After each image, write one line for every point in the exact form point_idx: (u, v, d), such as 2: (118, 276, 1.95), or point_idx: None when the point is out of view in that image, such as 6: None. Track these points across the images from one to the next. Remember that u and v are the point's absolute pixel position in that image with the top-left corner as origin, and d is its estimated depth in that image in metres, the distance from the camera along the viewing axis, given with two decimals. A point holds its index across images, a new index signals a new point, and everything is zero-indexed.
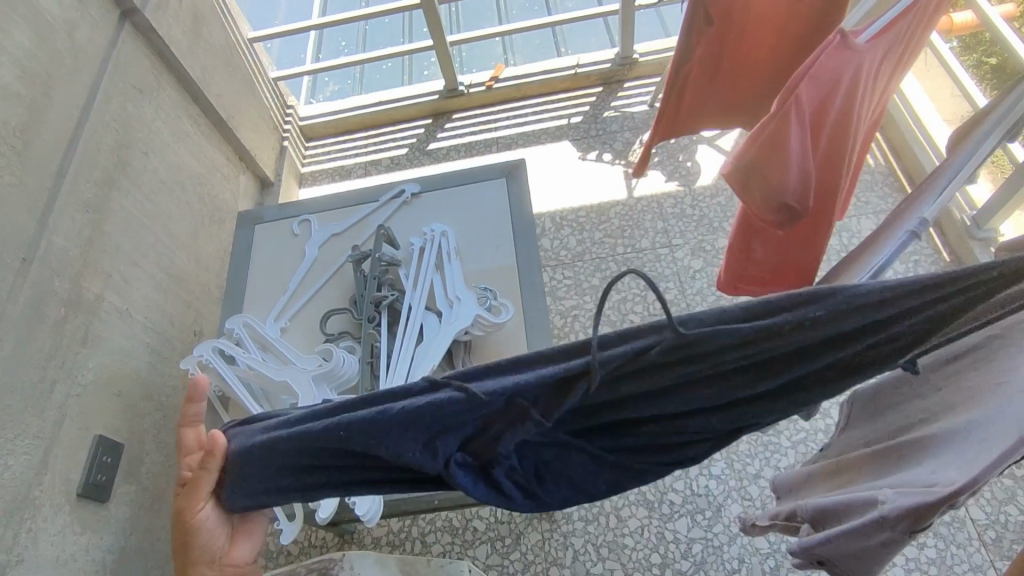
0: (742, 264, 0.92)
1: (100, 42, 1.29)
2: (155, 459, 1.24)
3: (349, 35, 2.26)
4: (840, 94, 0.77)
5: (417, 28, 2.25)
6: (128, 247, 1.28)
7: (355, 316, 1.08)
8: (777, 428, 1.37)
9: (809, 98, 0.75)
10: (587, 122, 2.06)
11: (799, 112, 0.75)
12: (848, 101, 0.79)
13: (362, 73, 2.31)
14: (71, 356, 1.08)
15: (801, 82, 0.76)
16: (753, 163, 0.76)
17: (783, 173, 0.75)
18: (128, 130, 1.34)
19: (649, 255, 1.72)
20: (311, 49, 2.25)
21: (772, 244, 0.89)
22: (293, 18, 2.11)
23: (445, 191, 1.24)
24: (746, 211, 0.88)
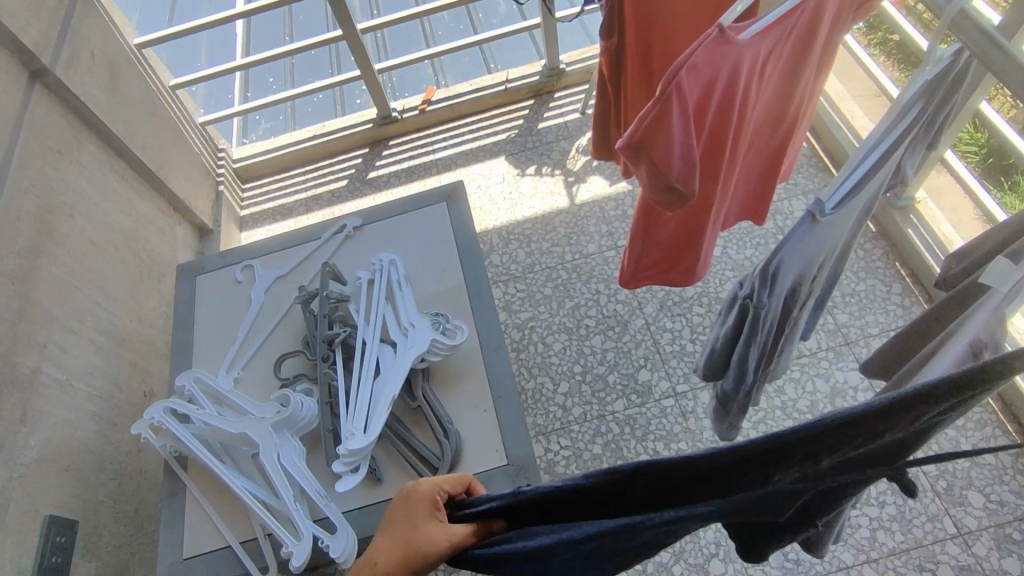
0: (644, 246, 1.01)
1: (10, 106, 1.25)
2: (114, 531, 1.20)
3: (275, 71, 2.24)
4: (719, 90, 0.78)
5: (345, 59, 2.25)
6: (62, 314, 1.23)
7: (309, 357, 1.06)
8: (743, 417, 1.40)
9: (693, 90, 0.75)
10: (523, 135, 2.10)
11: (682, 104, 0.75)
12: (728, 95, 0.80)
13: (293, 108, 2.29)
14: (11, 436, 1.03)
15: (683, 77, 0.74)
16: (642, 155, 0.78)
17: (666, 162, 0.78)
18: (51, 194, 1.30)
19: (597, 258, 1.76)
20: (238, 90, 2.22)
21: (667, 222, 0.97)
22: (215, 61, 2.09)
23: (389, 221, 1.24)
24: (642, 204, 0.94)
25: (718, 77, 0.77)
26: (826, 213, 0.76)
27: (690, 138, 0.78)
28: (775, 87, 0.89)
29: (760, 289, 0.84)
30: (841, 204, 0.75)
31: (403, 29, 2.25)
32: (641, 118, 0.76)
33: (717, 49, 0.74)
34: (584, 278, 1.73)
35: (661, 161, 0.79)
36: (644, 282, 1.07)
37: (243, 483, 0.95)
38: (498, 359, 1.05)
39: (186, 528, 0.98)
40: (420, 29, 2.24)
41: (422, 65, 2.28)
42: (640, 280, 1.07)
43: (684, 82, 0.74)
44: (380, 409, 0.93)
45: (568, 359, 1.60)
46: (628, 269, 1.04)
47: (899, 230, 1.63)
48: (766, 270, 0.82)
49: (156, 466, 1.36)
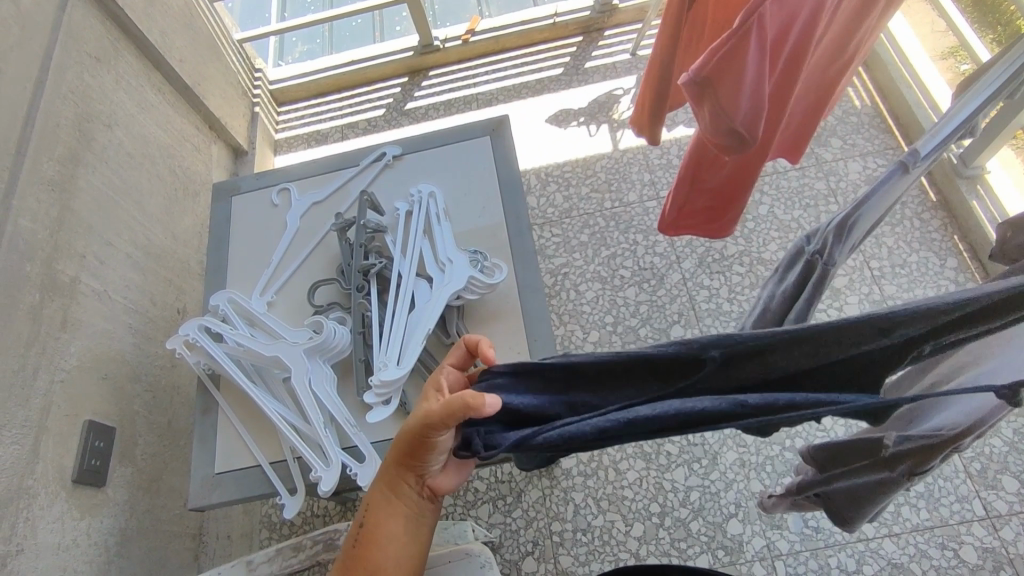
0: (690, 194, 0.96)
1: (47, 6, 1.22)
2: (147, 440, 1.23)
3: None
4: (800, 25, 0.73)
5: None
6: (100, 226, 1.23)
7: (343, 286, 1.05)
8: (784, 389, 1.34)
9: (774, 24, 0.71)
10: (568, 74, 2.00)
11: (762, 39, 0.70)
12: (808, 31, 0.75)
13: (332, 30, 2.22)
14: (52, 342, 1.05)
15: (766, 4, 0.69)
16: (710, 91, 0.73)
17: (734, 102, 0.73)
18: (88, 102, 1.28)
19: (637, 208, 1.70)
20: (276, 7, 2.14)
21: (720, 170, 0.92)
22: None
23: (429, 151, 1.20)
24: (697, 147, 0.89)
25: (800, 12, 0.72)
26: (919, 162, 0.74)
27: (764, 80, 0.72)
28: (848, 31, 0.84)
29: (831, 244, 0.79)
30: (937, 154, 0.74)
31: None
32: (714, 50, 0.70)
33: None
34: (623, 228, 1.67)
35: (731, 103, 0.73)
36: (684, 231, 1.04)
37: (273, 405, 0.95)
38: (534, 302, 1.02)
39: (218, 443, 0.99)
40: None
41: None
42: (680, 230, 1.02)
43: (766, 13, 0.69)
44: (413, 343, 0.92)
45: (600, 308, 1.57)
46: (669, 218, 1.00)
47: (962, 201, 1.54)
48: (843, 222, 0.78)
49: (189, 381, 1.39)
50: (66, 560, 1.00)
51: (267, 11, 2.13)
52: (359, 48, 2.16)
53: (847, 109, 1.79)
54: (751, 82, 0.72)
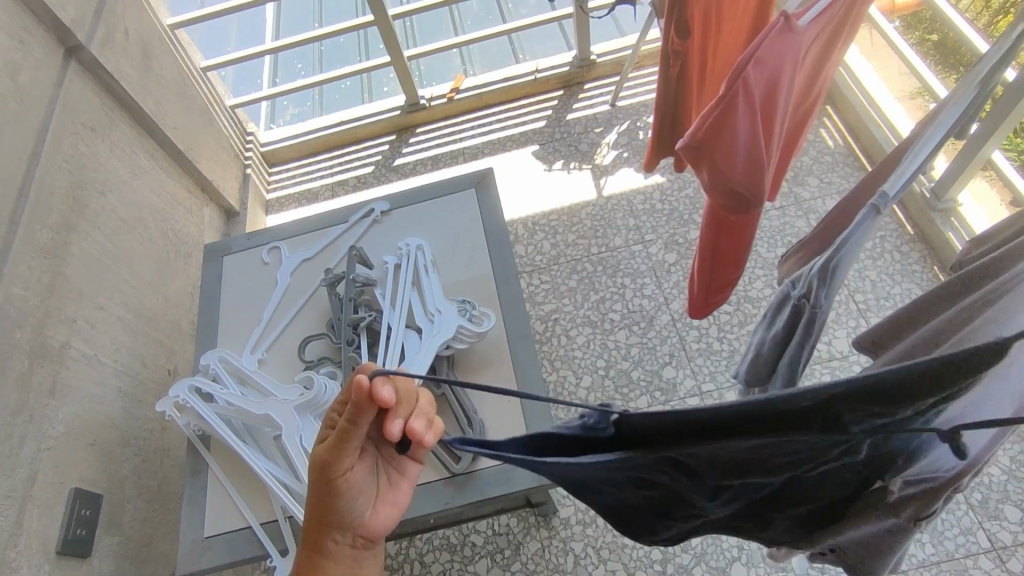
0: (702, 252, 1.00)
1: (45, 81, 1.29)
2: (136, 506, 1.20)
3: (304, 57, 2.25)
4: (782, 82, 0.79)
5: (374, 45, 2.25)
6: (91, 290, 1.24)
7: (333, 340, 1.06)
8: None
9: (760, 82, 0.75)
10: (551, 126, 2.07)
11: (752, 101, 0.75)
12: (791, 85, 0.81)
13: (321, 93, 2.31)
14: (40, 408, 1.04)
15: (750, 69, 0.74)
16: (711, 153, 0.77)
17: (734, 160, 0.78)
18: (82, 171, 1.33)
19: (623, 253, 1.73)
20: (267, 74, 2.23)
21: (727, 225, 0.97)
22: (248, 44, 2.12)
23: (416, 205, 1.24)
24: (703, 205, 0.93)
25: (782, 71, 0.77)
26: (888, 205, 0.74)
27: (759, 134, 0.77)
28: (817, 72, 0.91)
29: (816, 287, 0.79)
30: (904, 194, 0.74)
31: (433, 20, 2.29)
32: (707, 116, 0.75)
33: (779, 39, 0.75)
34: (610, 272, 1.70)
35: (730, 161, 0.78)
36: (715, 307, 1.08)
37: (264, 464, 0.95)
38: (524, 349, 1.03)
39: (207, 506, 0.98)
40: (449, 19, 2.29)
41: (451, 54, 2.27)
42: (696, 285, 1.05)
43: (751, 77, 0.74)
44: None
45: (592, 353, 1.57)
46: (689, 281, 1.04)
47: (938, 232, 1.58)
48: (825, 267, 0.78)
49: (180, 443, 1.37)
50: None
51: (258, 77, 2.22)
52: (348, 108, 2.24)
53: (821, 149, 1.85)
54: (747, 138, 0.77)
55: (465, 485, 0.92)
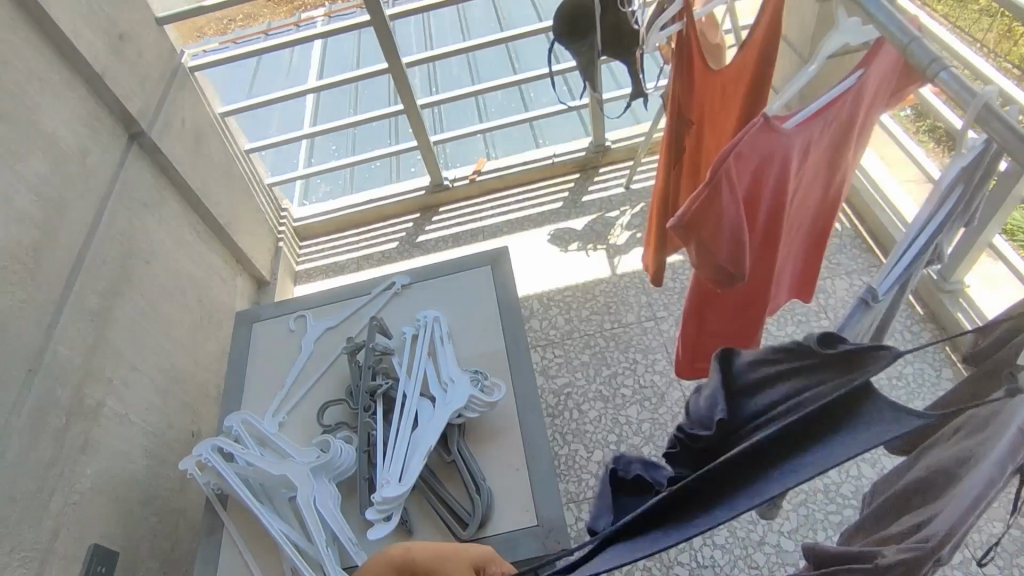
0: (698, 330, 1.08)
1: (109, 162, 1.44)
2: (149, 566, 1.22)
3: (339, 139, 2.44)
4: (767, 175, 0.87)
5: (404, 130, 2.43)
6: (129, 352, 1.33)
7: (351, 406, 1.11)
8: (801, 509, 1.39)
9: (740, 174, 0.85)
10: (567, 207, 2.19)
11: (733, 190, 0.85)
12: (777, 178, 0.89)
13: (353, 173, 2.48)
14: (72, 462, 1.10)
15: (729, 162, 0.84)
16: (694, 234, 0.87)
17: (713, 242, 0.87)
18: (132, 243, 1.45)
19: (635, 328, 1.78)
20: (303, 155, 2.41)
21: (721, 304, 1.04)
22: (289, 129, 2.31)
23: (436, 280, 1.31)
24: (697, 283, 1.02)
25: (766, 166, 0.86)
26: (877, 299, 0.79)
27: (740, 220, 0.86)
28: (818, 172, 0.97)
29: None
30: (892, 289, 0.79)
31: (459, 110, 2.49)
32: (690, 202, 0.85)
33: (761, 135, 0.84)
34: (623, 348, 1.74)
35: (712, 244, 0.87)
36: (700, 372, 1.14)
37: (278, 525, 0.97)
38: (534, 420, 1.06)
39: (220, 567, 1.00)
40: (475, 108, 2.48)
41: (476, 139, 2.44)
42: (696, 369, 1.14)
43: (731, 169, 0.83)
44: (417, 460, 0.96)
45: (603, 428, 1.58)
46: (683, 364, 1.14)
47: (949, 313, 1.60)
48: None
49: (197, 506, 1.40)
50: None
51: (296, 158, 2.40)
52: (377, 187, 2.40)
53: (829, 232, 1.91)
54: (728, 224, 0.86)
55: None
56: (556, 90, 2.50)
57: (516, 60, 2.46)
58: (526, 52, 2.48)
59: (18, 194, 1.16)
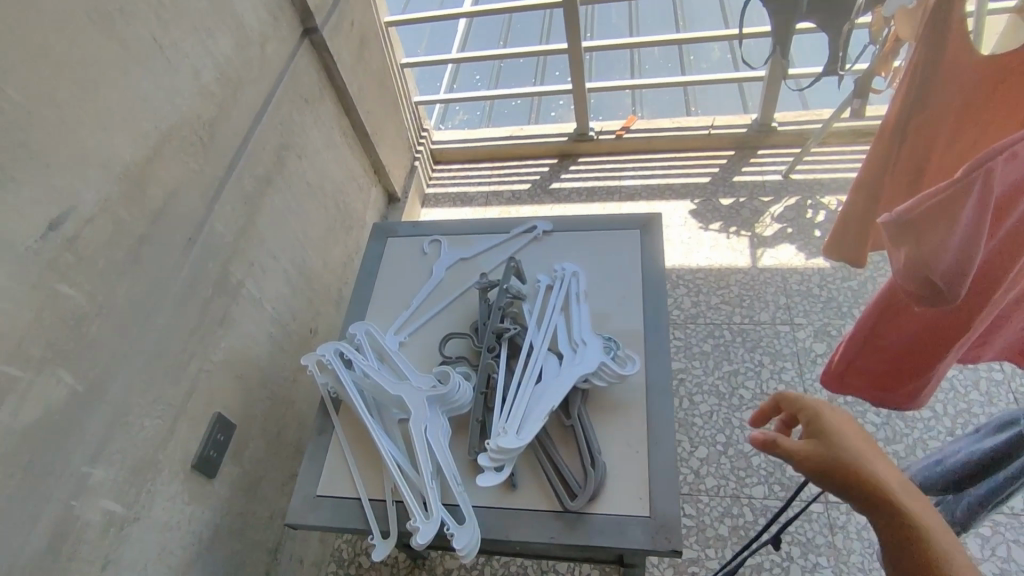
0: (869, 343, 0.92)
1: (282, 53, 1.47)
2: (257, 445, 1.29)
3: (483, 69, 2.38)
4: None
5: (551, 71, 2.33)
6: (271, 240, 1.38)
7: (475, 343, 1.08)
8: None
9: (1007, 181, 0.66)
10: (715, 184, 2.01)
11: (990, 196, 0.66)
12: None
13: (492, 107, 2.44)
14: (211, 333, 1.16)
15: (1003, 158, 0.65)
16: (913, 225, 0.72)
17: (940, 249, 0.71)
18: (290, 136, 1.48)
19: (768, 329, 1.63)
20: (447, 79, 2.37)
21: (909, 325, 0.87)
22: (435, 51, 2.26)
23: (580, 232, 1.24)
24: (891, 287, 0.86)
25: None
26: None
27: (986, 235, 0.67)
28: None
29: None
30: None
31: (612, 60, 2.36)
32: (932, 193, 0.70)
33: None
34: (750, 347, 1.60)
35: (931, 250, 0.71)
36: (851, 387, 0.99)
37: (387, 444, 0.97)
38: (662, 405, 0.98)
39: (326, 467, 1.02)
40: (629, 61, 2.34)
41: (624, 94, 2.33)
42: (846, 384, 0.99)
43: (998, 169, 0.65)
44: (538, 415, 0.91)
45: (713, 425, 1.48)
46: (831, 374, 0.99)
47: None
48: None
49: (304, 399, 1.46)
50: (168, 541, 1.04)
51: (440, 81, 2.37)
52: (514, 124, 2.34)
53: None
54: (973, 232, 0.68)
55: (575, 525, 0.88)
56: (721, 57, 2.30)
57: (685, 17, 2.27)
58: (698, 9, 2.28)
59: (205, 67, 1.19)
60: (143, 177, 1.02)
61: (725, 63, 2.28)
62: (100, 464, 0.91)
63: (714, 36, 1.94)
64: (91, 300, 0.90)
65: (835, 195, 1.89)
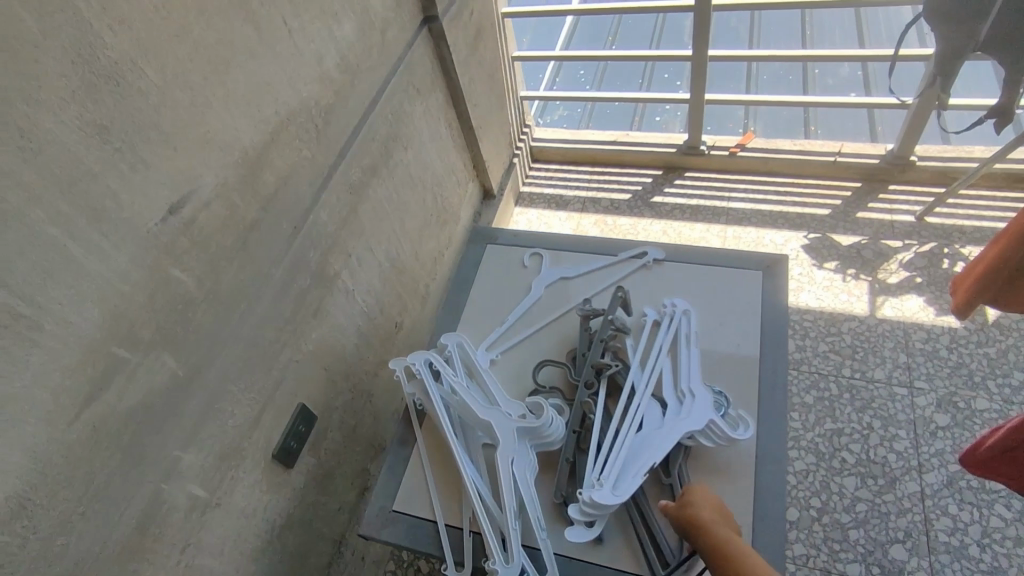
0: None
1: (401, 40, 1.43)
2: (334, 437, 1.28)
3: (588, 68, 2.30)
4: None
5: (658, 78, 2.21)
6: (370, 232, 1.36)
7: (571, 375, 1.02)
8: None
9: None
10: (836, 217, 1.84)
11: None
12: None
13: (592, 108, 2.34)
14: (303, 324, 1.15)
15: None
16: None
17: None
18: (399, 126, 1.46)
19: (882, 389, 1.47)
20: (548, 75, 2.31)
21: None
22: (535, 48, 2.17)
23: (694, 265, 1.14)
24: None
25: None
26: None
27: None
28: None
29: None
30: None
31: (726, 70, 2.21)
32: None
33: None
34: (858, 406, 1.45)
35: None
36: (994, 475, 0.81)
37: (471, 471, 0.93)
38: (772, 477, 0.90)
39: (404, 480, 1.01)
40: (745, 73, 2.18)
41: (736, 108, 2.18)
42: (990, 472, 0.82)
43: None
44: (638, 472, 0.85)
45: (808, 487, 1.35)
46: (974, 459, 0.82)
47: None
48: None
49: (381, 393, 1.45)
50: (244, 527, 1.05)
51: (541, 77, 2.31)
52: (613, 129, 2.25)
53: None
54: None
55: None
56: (850, 74, 2.08)
57: (812, 28, 2.06)
58: (827, 19, 2.07)
59: (328, 53, 1.17)
60: (259, 164, 1.01)
61: (855, 82, 2.06)
62: (189, 450, 0.92)
63: (854, 56, 1.75)
64: (199, 287, 0.90)
65: (978, 246, 1.67)
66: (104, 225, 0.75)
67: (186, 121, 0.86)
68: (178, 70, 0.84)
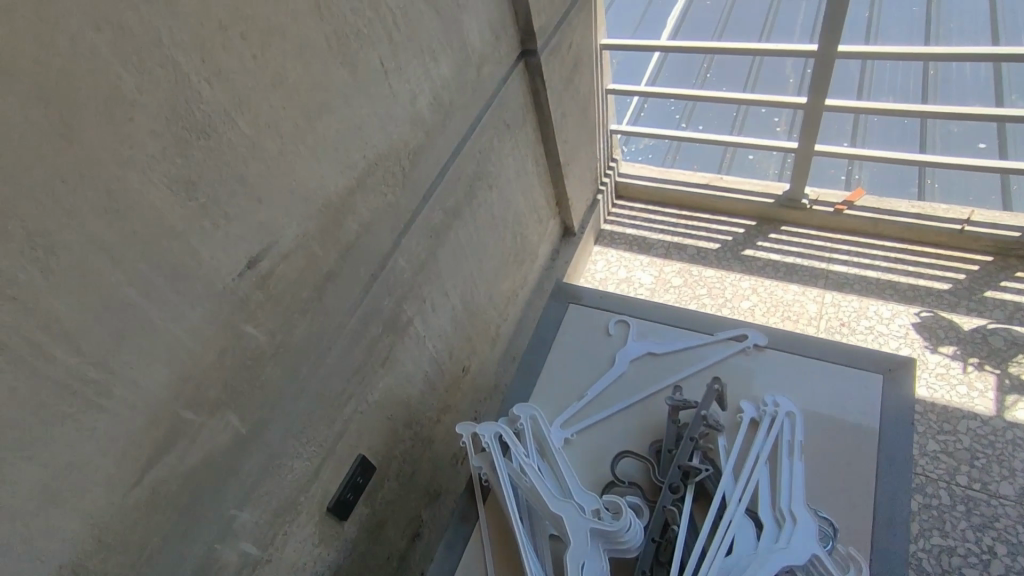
0: None
1: (496, 77, 1.37)
2: (390, 487, 1.23)
3: (675, 107, 2.15)
4: None
5: (751, 123, 2.03)
6: (446, 275, 1.30)
7: (654, 472, 0.92)
8: None
9: None
10: (959, 294, 1.64)
11: None
12: None
13: (676, 148, 2.19)
14: (371, 373, 1.10)
15: None
16: None
17: None
18: (486, 165, 1.40)
19: (1008, 508, 1.27)
20: (630, 112, 2.18)
21: None
22: (620, 82, 2.07)
23: (798, 360, 1.03)
24: None
25: None
26: None
27: None
28: None
29: None
30: None
31: (831, 119, 2.00)
32: None
33: None
34: (975, 524, 1.26)
35: None
36: None
37: (535, 569, 0.84)
38: None
39: (461, 562, 0.94)
40: (853, 125, 1.95)
41: (835, 163, 1.95)
42: None
43: None
44: None
45: None
46: None
47: None
48: None
49: (442, 440, 1.39)
50: None
51: (623, 112, 2.19)
52: (699, 172, 2.09)
53: None
54: None
55: None
56: (976, 130, 1.84)
57: (935, 74, 1.85)
58: (953, 68, 1.85)
59: (422, 93, 1.12)
60: (342, 211, 0.97)
61: (984, 140, 1.83)
62: (246, 507, 0.88)
63: (994, 115, 1.55)
64: (270, 341, 0.87)
65: None
66: (181, 284, 0.72)
67: (274, 171, 0.82)
68: (270, 119, 0.80)
